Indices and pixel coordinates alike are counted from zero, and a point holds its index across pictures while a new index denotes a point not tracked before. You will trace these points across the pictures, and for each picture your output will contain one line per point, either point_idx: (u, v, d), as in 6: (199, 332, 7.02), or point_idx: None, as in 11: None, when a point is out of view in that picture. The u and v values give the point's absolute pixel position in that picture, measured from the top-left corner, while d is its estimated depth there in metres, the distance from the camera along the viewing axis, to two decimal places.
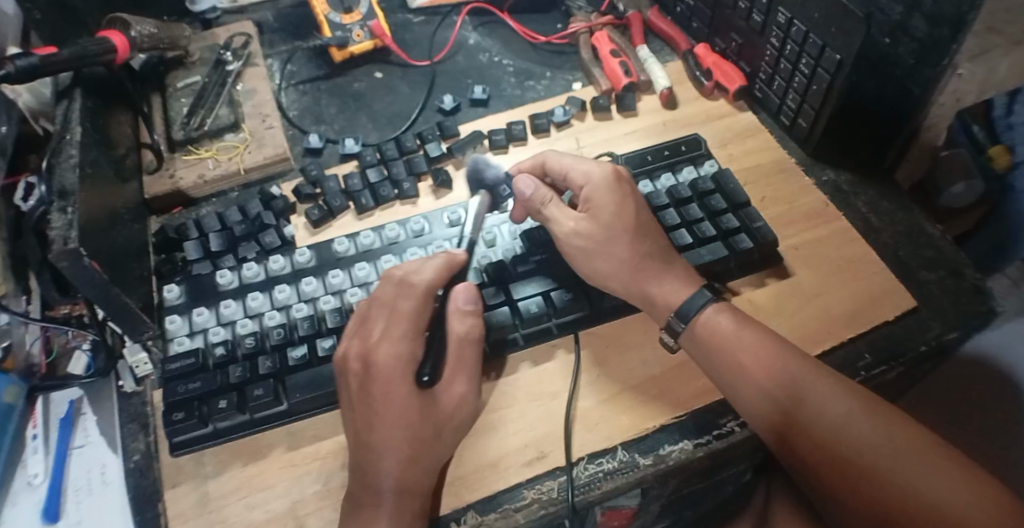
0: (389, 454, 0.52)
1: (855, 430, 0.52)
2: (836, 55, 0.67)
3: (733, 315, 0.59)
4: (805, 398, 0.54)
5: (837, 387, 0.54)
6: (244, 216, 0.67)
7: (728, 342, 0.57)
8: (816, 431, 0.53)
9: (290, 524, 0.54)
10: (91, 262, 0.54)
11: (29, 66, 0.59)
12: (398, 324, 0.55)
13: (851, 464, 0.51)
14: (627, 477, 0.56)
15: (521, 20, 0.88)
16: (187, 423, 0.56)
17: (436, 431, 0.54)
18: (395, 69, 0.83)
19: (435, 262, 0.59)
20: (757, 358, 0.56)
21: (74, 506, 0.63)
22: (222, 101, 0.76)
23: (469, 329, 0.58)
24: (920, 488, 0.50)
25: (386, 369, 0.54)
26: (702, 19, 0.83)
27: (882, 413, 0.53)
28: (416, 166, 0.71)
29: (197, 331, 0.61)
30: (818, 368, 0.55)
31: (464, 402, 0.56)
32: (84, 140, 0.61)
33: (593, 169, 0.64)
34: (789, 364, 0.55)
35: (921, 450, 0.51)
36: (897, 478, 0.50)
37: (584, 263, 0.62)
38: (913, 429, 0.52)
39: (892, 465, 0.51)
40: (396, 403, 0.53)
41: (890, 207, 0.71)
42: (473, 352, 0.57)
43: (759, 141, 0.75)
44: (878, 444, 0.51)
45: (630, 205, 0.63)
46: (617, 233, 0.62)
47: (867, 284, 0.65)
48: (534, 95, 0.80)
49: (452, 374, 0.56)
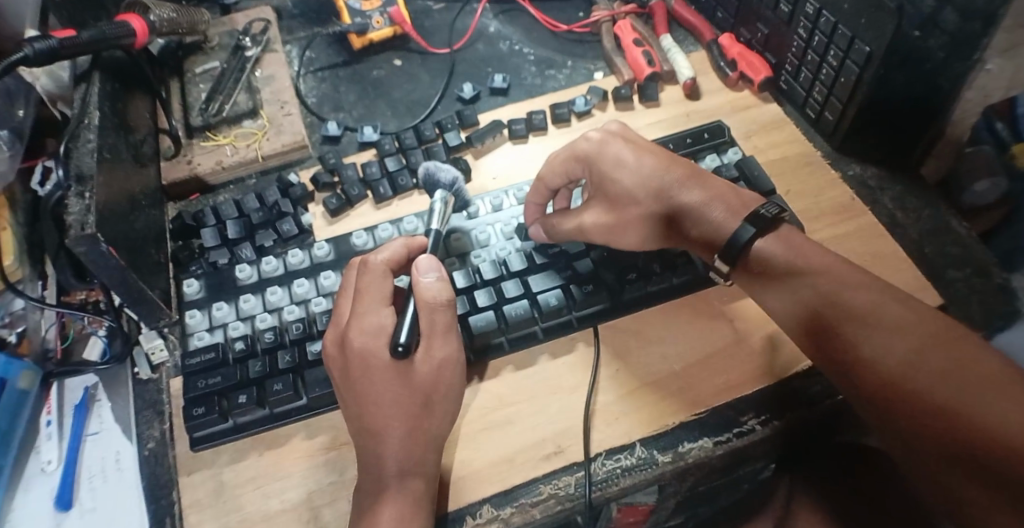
0: (390, 435, 0.52)
1: (926, 358, 0.48)
2: (866, 47, 0.66)
3: (785, 246, 0.56)
4: (869, 327, 0.50)
5: (901, 316, 0.50)
6: (261, 204, 0.66)
7: (782, 277, 0.55)
8: (880, 361, 0.49)
9: (306, 514, 0.54)
10: (108, 248, 0.54)
11: (48, 49, 0.58)
12: (366, 297, 0.54)
13: (918, 393, 0.47)
14: (644, 473, 0.55)
15: (543, 7, 0.86)
16: (208, 418, 0.55)
17: (426, 402, 0.53)
18: (414, 56, 0.82)
19: (394, 246, 0.57)
20: (815, 288, 0.53)
21: (88, 493, 0.62)
22: (240, 88, 0.75)
23: (439, 294, 0.54)
24: (1000, 420, 0.44)
25: (361, 346, 0.52)
26: (728, 9, 0.81)
27: (951, 344, 0.48)
28: (441, 178, 0.65)
29: (216, 326, 0.60)
30: (883, 298, 0.51)
31: (445, 366, 0.54)
32: (103, 124, 0.60)
33: (583, 140, 0.63)
34: (849, 292, 0.52)
35: (1000, 379, 0.46)
36: (970, 408, 0.45)
37: (614, 240, 0.62)
38: (986, 362, 0.47)
39: (961, 396, 0.46)
40: (379, 381, 0.52)
41: (917, 203, 0.69)
42: (445, 316, 0.54)
43: (785, 133, 0.74)
44: (949, 372, 0.47)
45: (632, 160, 0.61)
46: (632, 196, 0.60)
47: (893, 281, 0.63)
48: (555, 84, 0.79)
49: (429, 339, 0.54)
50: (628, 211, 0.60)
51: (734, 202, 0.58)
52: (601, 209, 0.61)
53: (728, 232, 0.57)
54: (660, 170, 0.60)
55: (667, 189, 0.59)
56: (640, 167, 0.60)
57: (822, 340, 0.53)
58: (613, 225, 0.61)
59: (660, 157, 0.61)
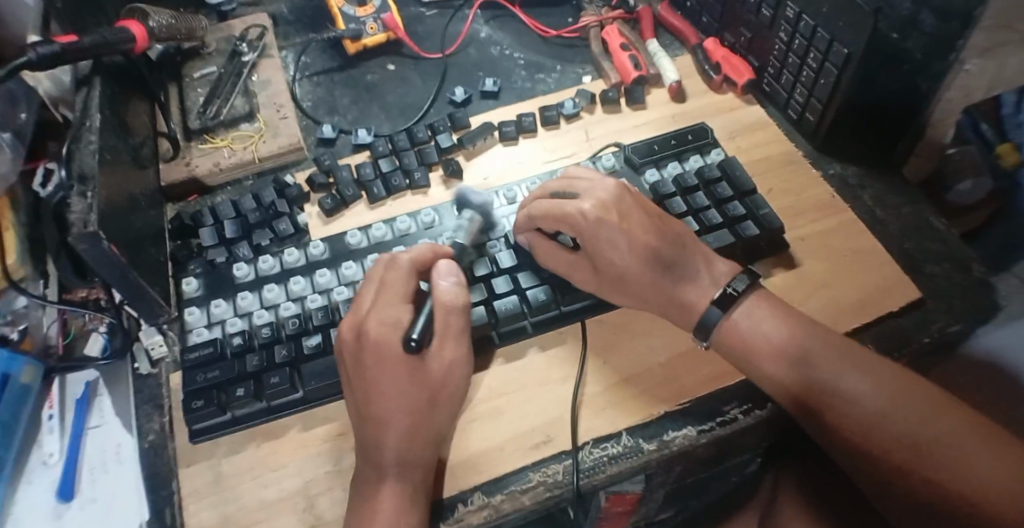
0: (392, 423, 0.53)
1: (894, 422, 0.51)
2: (844, 49, 0.68)
3: (752, 315, 0.58)
4: (837, 397, 0.53)
5: (865, 380, 0.53)
6: (258, 204, 0.68)
7: (751, 347, 0.57)
8: (852, 431, 0.52)
9: (302, 503, 0.55)
10: (110, 245, 0.56)
11: (51, 53, 0.60)
12: (388, 294, 0.57)
13: (895, 461, 0.50)
14: (631, 461, 0.57)
15: (533, 13, 0.88)
16: (207, 409, 0.57)
17: (432, 398, 0.56)
18: (407, 61, 0.84)
19: (420, 245, 0.60)
20: (784, 360, 0.55)
21: (89, 484, 0.64)
22: (237, 92, 0.77)
23: (455, 298, 0.58)
24: (972, 475, 0.48)
25: (378, 337, 0.55)
26: (712, 14, 0.83)
27: (912, 403, 0.51)
28: (471, 199, 0.67)
29: (215, 323, 0.62)
30: (847, 363, 0.54)
31: (453, 369, 0.57)
32: (104, 126, 0.62)
33: (577, 215, 0.61)
34: (821, 359, 0.54)
35: (962, 431, 0.50)
36: (942, 468, 0.49)
37: (603, 292, 0.62)
38: (944, 418, 0.50)
39: (928, 455, 0.49)
40: (391, 375, 0.54)
41: (895, 201, 0.71)
42: (457, 320, 0.58)
43: (768, 133, 0.76)
44: (917, 433, 0.50)
45: (628, 247, 0.60)
46: (617, 262, 0.60)
47: (873, 276, 0.66)
48: (545, 87, 0.80)
49: (442, 340, 0.57)
50: (622, 285, 0.61)
51: (712, 273, 0.60)
52: (586, 268, 0.62)
53: (698, 311, 0.59)
54: (648, 239, 0.60)
55: (655, 261, 0.60)
56: (631, 249, 0.60)
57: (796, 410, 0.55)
58: (601, 279, 0.62)
59: (652, 233, 0.60)
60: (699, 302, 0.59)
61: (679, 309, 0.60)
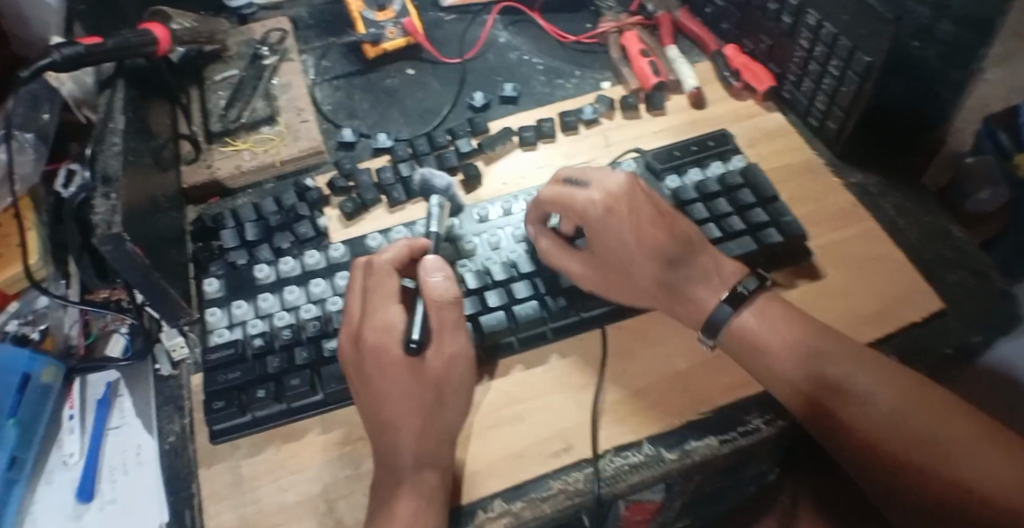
0: (403, 426, 0.53)
1: (897, 421, 0.51)
2: (866, 57, 0.68)
3: (762, 317, 0.58)
4: (843, 398, 0.53)
5: (873, 381, 0.53)
6: (279, 207, 0.69)
7: (762, 348, 0.57)
8: (856, 432, 0.51)
9: (322, 506, 0.55)
10: (133, 247, 0.56)
11: (74, 54, 0.61)
12: (379, 298, 0.56)
13: (902, 462, 0.50)
14: (652, 471, 0.56)
15: (552, 19, 0.88)
16: (227, 411, 0.57)
17: (438, 396, 0.54)
18: (426, 66, 0.84)
19: (397, 245, 0.59)
20: (791, 361, 0.55)
21: (109, 485, 0.64)
22: (258, 95, 0.77)
23: (445, 293, 0.55)
24: (977, 475, 0.48)
25: (374, 342, 0.54)
26: (731, 21, 0.83)
27: (918, 403, 0.51)
28: (436, 184, 0.68)
29: (236, 324, 0.62)
30: (856, 365, 0.54)
31: (455, 362, 0.55)
32: (127, 129, 0.62)
33: (588, 205, 0.60)
34: (829, 360, 0.54)
35: (966, 430, 0.49)
36: (948, 468, 0.48)
37: (608, 290, 0.62)
38: (951, 419, 0.50)
39: (935, 455, 0.49)
40: (392, 379, 0.53)
41: (915, 209, 0.71)
42: (452, 315, 0.55)
43: (788, 141, 0.76)
44: (924, 434, 0.50)
45: (634, 239, 0.60)
46: (624, 255, 0.60)
47: (893, 285, 0.65)
48: (564, 92, 0.80)
49: (439, 337, 0.55)
50: (625, 279, 0.61)
51: (720, 274, 0.60)
52: (590, 262, 0.62)
53: (705, 310, 0.59)
54: (655, 232, 0.60)
55: (661, 256, 0.59)
56: (639, 243, 0.60)
57: (801, 412, 0.55)
58: (605, 275, 0.62)
59: (660, 229, 0.60)
60: (704, 297, 0.59)
61: (686, 305, 0.60)
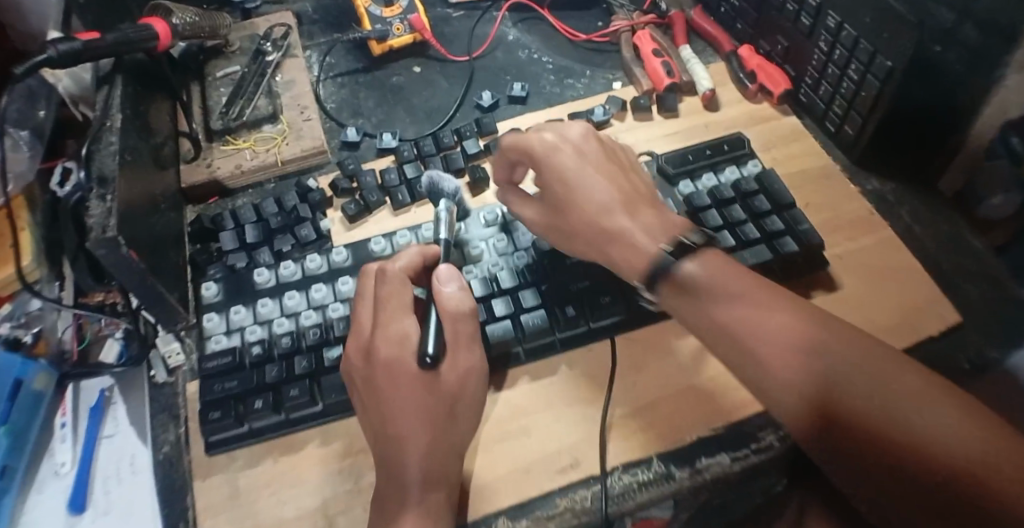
0: (412, 441, 0.51)
1: (862, 385, 0.42)
2: (887, 62, 0.65)
3: (719, 277, 0.49)
4: (799, 357, 0.45)
5: (856, 354, 0.44)
6: (280, 208, 0.67)
7: (723, 314, 0.48)
8: (817, 396, 0.44)
9: (321, 521, 0.54)
10: (129, 251, 0.54)
11: (71, 49, 0.59)
12: (391, 309, 0.55)
13: (888, 446, 0.41)
14: (662, 489, 0.55)
15: (562, 16, 0.86)
16: (224, 422, 0.56)
17: (451, 410, 0.53)
18: (433, 63, 0.82)
19: (409, 253, 0.58)
20: (742, 313, 0.47)
21: (102, 496, 0.63)
22: (260, 93, 0.75)
23: (460, 304, 0.54)
24: (956, 447, 0.39)
25: (387, 356, 0.53)
26: (747, 20, 0.81)
27: (908, 380, 0.42)
28: (444, 187, 0.67)
29: (234, 330, 0.60)
30: (835, 338, 0.45)
31: (470, 376, 0.54)
32: (124, 126, 0.61)
33: (537, 141, 0.58)
34: (804, 331, 0.45)
35: (941, 396, 0.41)
36: (924, 438, 0.40)
37: (554, 239, 0.60)
38: (944, 396, 0.41)
39: (930, 440, 0.40)
40: (404, 393, 0.52)
41: (935, 219, 0.69)
42: (467, 327, 0.55)
43: (804, 145, 0.73)
44: (916, 415, 0.41)
45: (578, 178, 0.57)
46: (566, 196, 0.57)
47: (913, 297, 0.63)
48: (574, 93, 0.78)
49: (454, 349, 0.54)
50: (563, 216, 0.58)
51: (666, 227, 0.53)
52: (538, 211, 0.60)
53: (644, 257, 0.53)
54: (602, 175, 0.57)
55: (604, 202, 0.56)
56: (584, 183, 0.57)
57: (756, 376, 0.46)
58: (548, 219, 0.59)
59: (609, 174, 0.57)
60: (642, 242, 0.53)
61: (621, 251, 0.55)
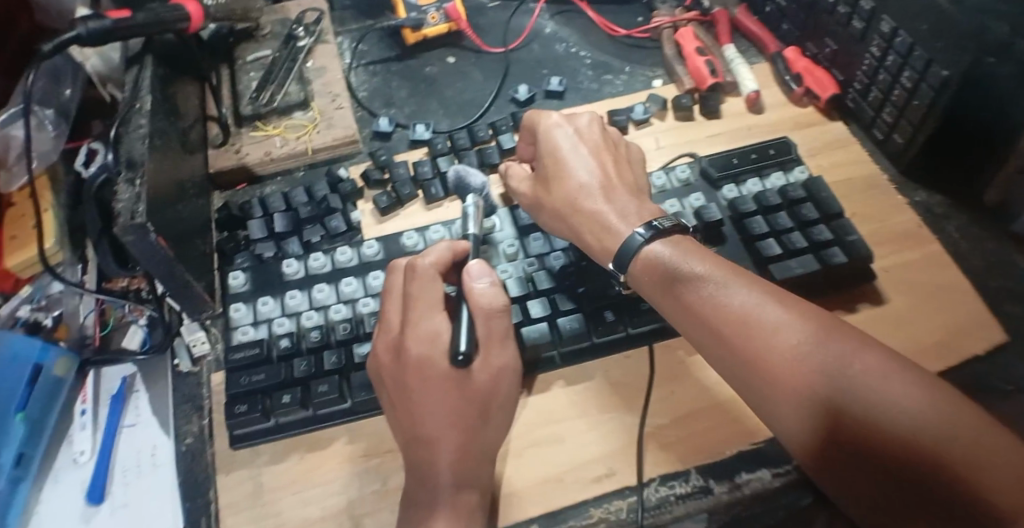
0: (444, 444, 0.50)
1: (839, 371, 0.44)
2: (943, 71, 0.63)
3: (710, 280, 0.49)
4: (779, 347, 0.46)
5: (852, 356, 0.44)
6: (310, 198, 0.65)
7: (716, 316, 0.48)
8: (785, 378, 0.45)
9: (347, 523, 0.52)
10: (157, 238, 0.52)
11: (101, 29, 0.57)
12: (417, 304, 0.52)
13: (889, 450, 0.42)
14: (699, 502, 0.53)
15: (602, 10, 0.84)
16: (250, 416, 0.54)
17: (483, 411, 0.51)
18: (467, 54, 0.80)
19: (440, 249, 0.55)
20: (712, 294, 0.49)
21: (120, 487, 0.60)
22: (292, 78, 0.73)
23: (494, 300, 0.52)
24: (913, 424, 0.41)
25: (417, 354, 0.50)
26: (794, 21, 0.78)
27: (906, 382, 0.43)
28: (471, 182, 0.66)
29: (261, 321, 0.59)
30: (830, 339, 0.45)
31: (503, 376, 0.52)
32: (154, 109, 0.58)
33: (542, 117, 0.63)
34: (803, 334, 0.46)
35: (902, 374, 0.43)
36: (884, 417, 0.42)
37: (536, 214, 0.61)
38: (941, 397, 0.42)
39: (931, 441, 0.41)
40: (435, 391, 0.50)
41: (983, 235, 0.67)
42: (501, 324, 0.52)
43: (849, 153, 0.71)
44: (915, 416, 0.41)
45: (568, 155, 0.60)
46: (554, 172, 0.60)
47: (961, 314, 0.61)
48: (612, 89, 0.76)
49: (487, 348, 0.52)
50: (547, 190, 0.60)
51: (641, 213, 0.56)
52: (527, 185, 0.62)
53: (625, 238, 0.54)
54: (593, 156, 0.60)
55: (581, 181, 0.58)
56: (575, 160, 0.60)
57: (736, 368, 0.47)
58: (533, 196, 0.61)
59: (600, 157, 0.60)
60: (616, 225, 0.55)
61: (596, 231, 0.56)
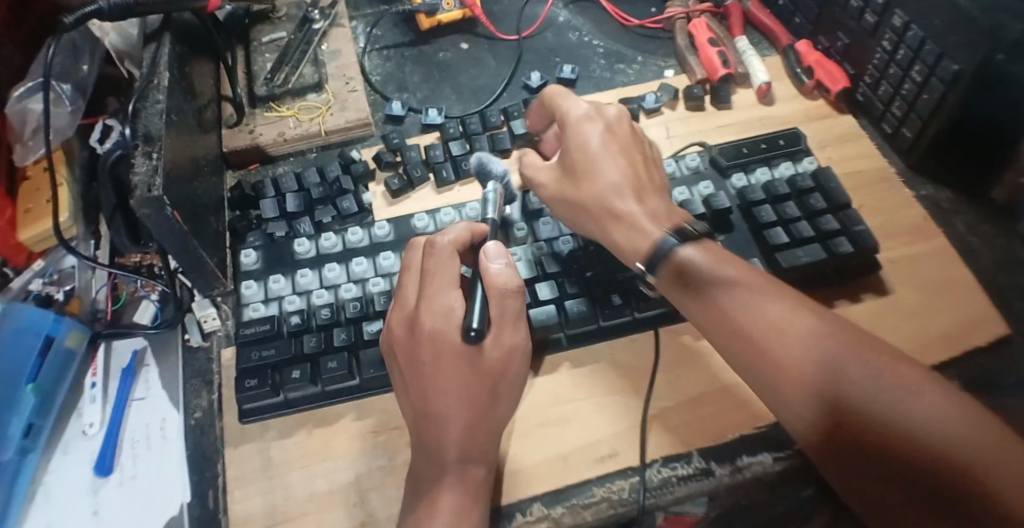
0: (451, 420, 0.50)
1: (858, 373, 0.45)
2: (954, 65, 0.63)
3: (733, 281, 0.51)
4: (799, 347, 0.47)
5: (869, 360, 0.46)
6: (322, 179, 0.66)
7: (738, 316, 0.50)
8: (812, 384, 0.46)
9: (353, 497, 0.53)
10: (172, 213, 0.53)
11: (122, 4, 0.58)
12: (432, 281, 0.52)
13: (902, 450, 0.43)
14: (701, 484, 0.53)
15: (616, 0, 0.84)
16: (260, 390, 0.55)
17: (492, 390, 0.51)
18: (481, 41, 0.80)
19: (458, 228, 0.56)
20: (745, 300, 0.50)
21: (129, 459, 0.59)
22: (306, 60, 0.74)
23: (509, 281, 0.52)
24: (930, 428, 0.43)
25: (430, 329, 0.51)
26: (807, 15, 0.79)
27: (920, 386, 0.44)
28: (492, 169, 0.65)
29: (272, 299, 0.59)
30: (848, 341, 0.47)
31: (515, 355, 0.52)
32: (171, 86, 0.59)
33: (571, 111, 0.61)
34: (823, 334, 0.47)
35: (917, 379, 0.45)
36: (899, 418, 0.43)
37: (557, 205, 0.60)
38: (954, 401, 0.44)
39: (945, 443, 0.42)
40: (446, 365, 0.50)
41: (990, 231, 0.67)
42: (514, 305, 0.52)
43: (860, 146, 0.71)
44: (929, 418, 0.43)
45: (598, 152, 0.59)
46: (582, 168, 0.59)
47: (967, 307, 0.61)
48: (624, 78, 0.76)
49: (499, 326, 0.52)
50: (574, 186, 0.59)
51: (670, 214, 0.56)
52: (552, 176, 0.61)
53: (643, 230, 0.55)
54: (622, 155, 0.59)
55: (612, 180, 0.58)
56: (605, 158, 0.59)
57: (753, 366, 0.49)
58: (559, 189, 0.60)
59: (626, 154, 0.59)
60: (649, 227, 0.55)
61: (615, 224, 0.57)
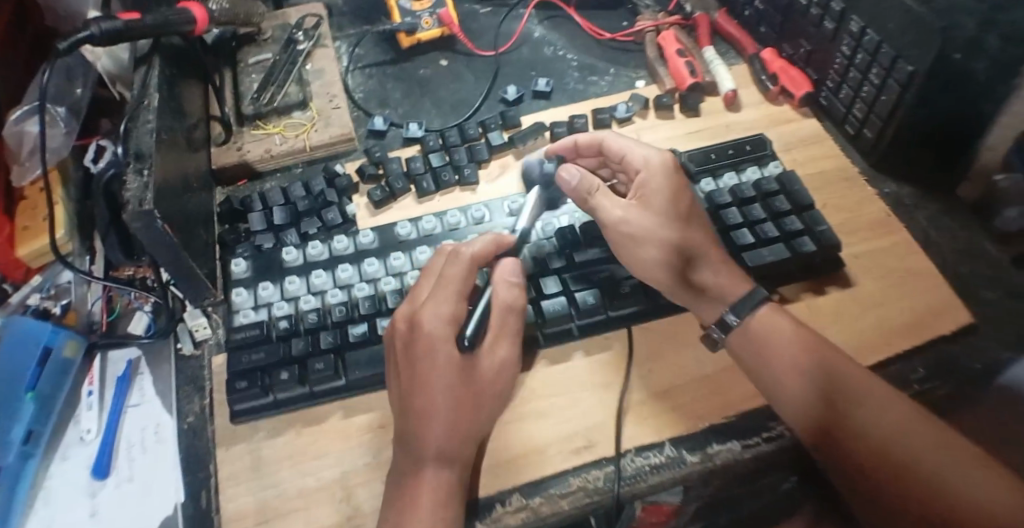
0: (432, 416, 0.53)
1: (866, 408, 0.55)
2: (910, 66, 0.66)
3: (766, 324, 0.59)
4: (815, 381, 0.56)
5: (882, 398, 0.55)
6: (308, 193, 0.69)
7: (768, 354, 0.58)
8: (822, 411, 0.56)
9: (340, 493, 0.55)
10: (163, 224, 0.56)
11: (113, 30, 0.61)
12: (444, 289, 0.56)
13: (897, 474, 0.53)
14: (673, 472, 0.55)
15: (589, 15, 0.88)
16: (250, 391, 0.57)
17: (475, 393, 0.55)
18: (459, 57, 0.83)
19: (485, 239, 0.59)
20: (776, 343, 0.58)
21: (125, 462, 0.62)
22: (291, 80, 0.77)
23: (514, 299, 0.58)
24: (923, 460, 0.52)
25: (430, 330, 0.54)
26: (772, 24, 0.82)
27: (921, 423, 0.54)
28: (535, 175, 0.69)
29: (261, 305, 0.62)
30: (863, 376, 0.56)
31: (505, 367, 0.57)
32: (161, 106, 0.62)
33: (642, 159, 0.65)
34: (840, 367, 0.56)
35: (920, 419, 0.54)
36: (900, 448, 0.53)
37: (637, 242, 0.61)
38: (950, 438, 0.53)
39: (937, 473, 0.52)
40: (440, 363, 0.54)
41: (951, 224, 0.70)
42: (514, 321, 0.58)
43: (825, 148, 0.74)
44: (925, 450, 0.53)
45: (677, 195, 0.63)
46: (663, 210, 0.62)
47: (929, 297, 0.64)
48: (597, 89, 0.80)
49: (495, 339, 0.57)
50: (668, 226, 0.61)
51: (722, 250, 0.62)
52: (631, 211, 0.62)
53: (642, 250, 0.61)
54: (694, 200, 0.63)
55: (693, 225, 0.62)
56: (681, 202, 0.62)
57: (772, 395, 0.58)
58: (645, 229, 0.61)
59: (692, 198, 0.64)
60: (733, 275, 0.61)
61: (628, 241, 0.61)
